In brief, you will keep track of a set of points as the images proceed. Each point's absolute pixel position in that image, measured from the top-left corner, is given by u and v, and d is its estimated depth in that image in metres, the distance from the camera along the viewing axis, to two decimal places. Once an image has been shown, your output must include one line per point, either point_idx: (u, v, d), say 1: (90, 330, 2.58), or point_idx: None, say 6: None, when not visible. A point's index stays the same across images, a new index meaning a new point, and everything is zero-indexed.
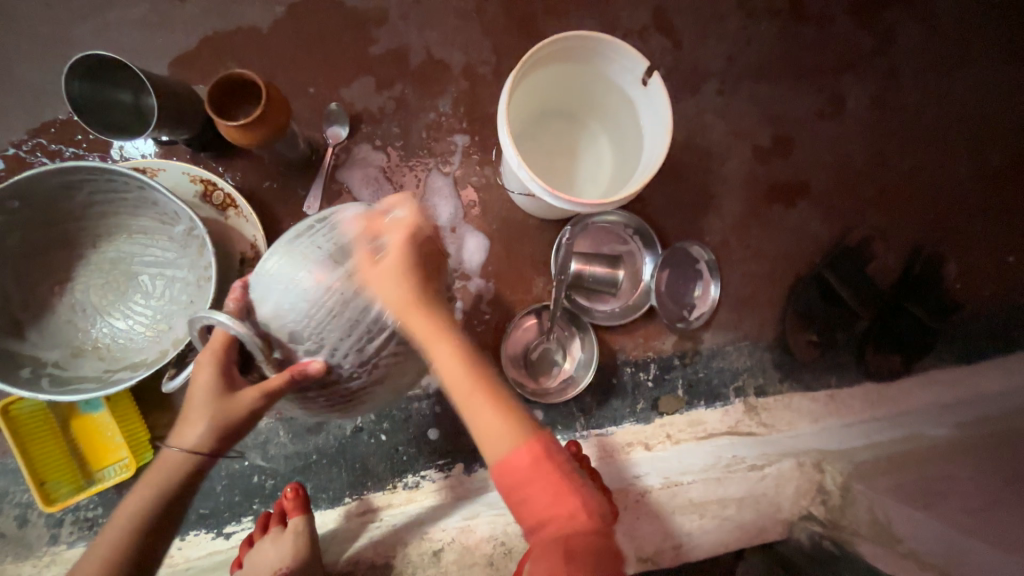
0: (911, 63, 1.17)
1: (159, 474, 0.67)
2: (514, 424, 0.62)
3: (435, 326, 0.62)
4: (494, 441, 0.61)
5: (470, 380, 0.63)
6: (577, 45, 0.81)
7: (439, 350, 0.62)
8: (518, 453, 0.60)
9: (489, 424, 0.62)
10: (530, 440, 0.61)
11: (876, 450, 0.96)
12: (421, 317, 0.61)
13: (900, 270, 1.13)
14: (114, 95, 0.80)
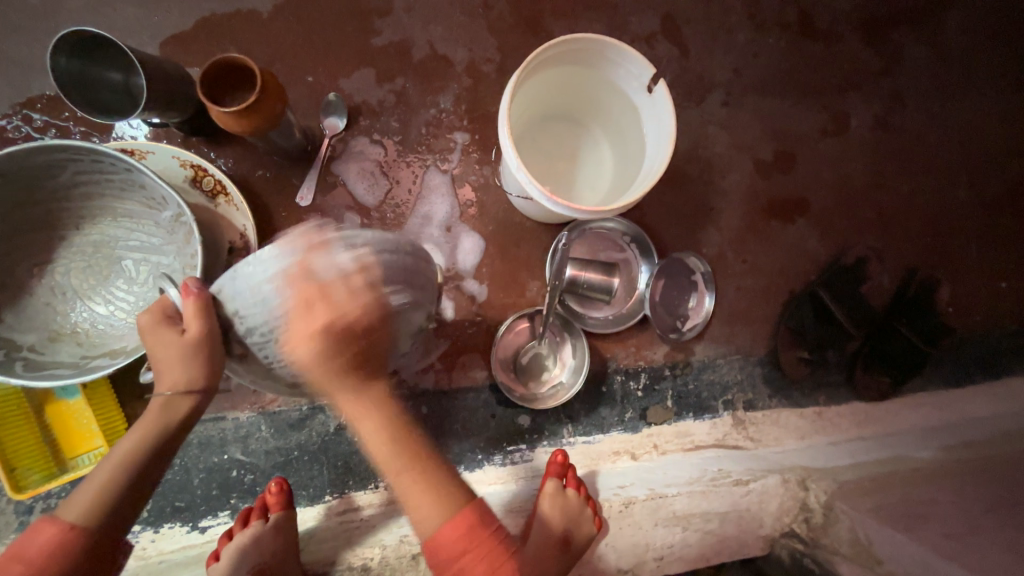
0: (915, 85, 1.17)
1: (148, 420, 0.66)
2: (445, 498, 0.63)
3: (366, 402, 0.62)
4: (426, 519, 0.63)
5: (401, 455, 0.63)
6: (582, 48, 0.79)
7: (365, 427, 0.62)
8: (448, 525, 0.62)
9: (420, 497, 0.63)
10: (459, 513, 0.63)
11: (858, 470, 0.99)
12: (329, 379, 0.59)
13: (894, 290, 1.13)
14: (102, 75, 0.77)
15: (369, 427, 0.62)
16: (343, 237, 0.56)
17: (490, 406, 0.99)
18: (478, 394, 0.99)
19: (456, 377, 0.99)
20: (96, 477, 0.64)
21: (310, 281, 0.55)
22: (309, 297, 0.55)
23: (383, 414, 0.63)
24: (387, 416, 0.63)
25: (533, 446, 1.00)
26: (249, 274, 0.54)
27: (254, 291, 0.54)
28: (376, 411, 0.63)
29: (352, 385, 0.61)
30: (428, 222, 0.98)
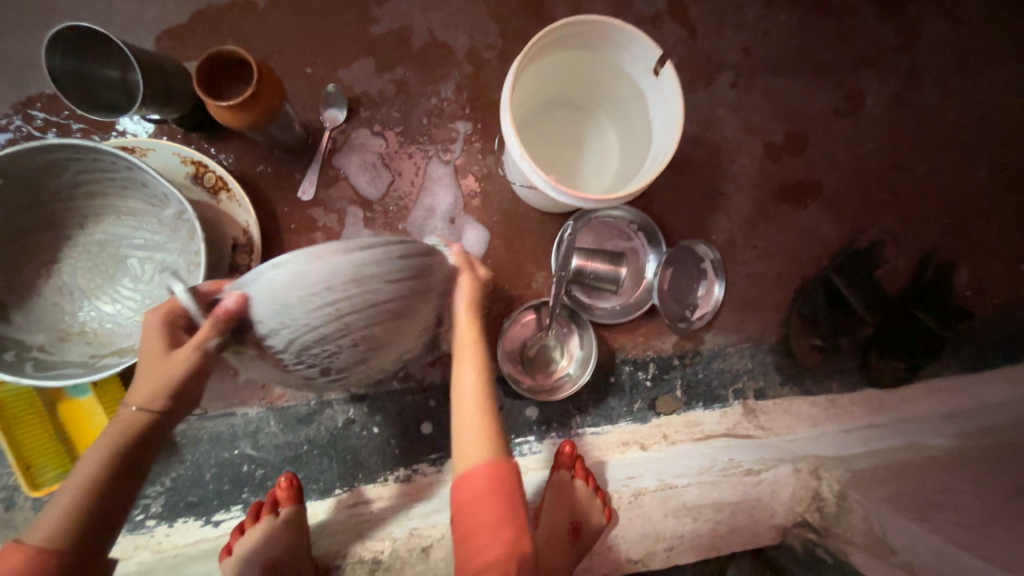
0: (934, 61, 1.13)
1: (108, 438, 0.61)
2: (492, 450, 0.68)
3: (478, 352, 0.72)
4: (468, 455, 0.68)
5: (481, 402, 0.71)
6: (586, 32, 0.76)
7: (467, 368, 0.72)
8: (483, 468, 0.66)
9: (475, 436, 0.69)
10: (500, 463, 0.67)
11: (874, 458, 0.96)
12: (468, 331, 0.71)
13: (910, 274, 1.11)
14: (96, 73, 0.76)
15: (469, 370, 0.71)
16: (369, 252, 0.52)
17: (497, 398, 0.99)
18: None
19: None
20: (58, 502, 0.59)
21: (333, 298, 0.51)
22: (338, 314, 0.52)
23: (478, 373, 0.72)
24: (485, 371, 0.72)
25: (541, 438, 1.00)
26: (270, 281, 0.51)
27: (277, 301, 0.51)
28: (479, 358, 0.72)
29: (474, 335, 0.71)
30: (431, 214, 0.97)
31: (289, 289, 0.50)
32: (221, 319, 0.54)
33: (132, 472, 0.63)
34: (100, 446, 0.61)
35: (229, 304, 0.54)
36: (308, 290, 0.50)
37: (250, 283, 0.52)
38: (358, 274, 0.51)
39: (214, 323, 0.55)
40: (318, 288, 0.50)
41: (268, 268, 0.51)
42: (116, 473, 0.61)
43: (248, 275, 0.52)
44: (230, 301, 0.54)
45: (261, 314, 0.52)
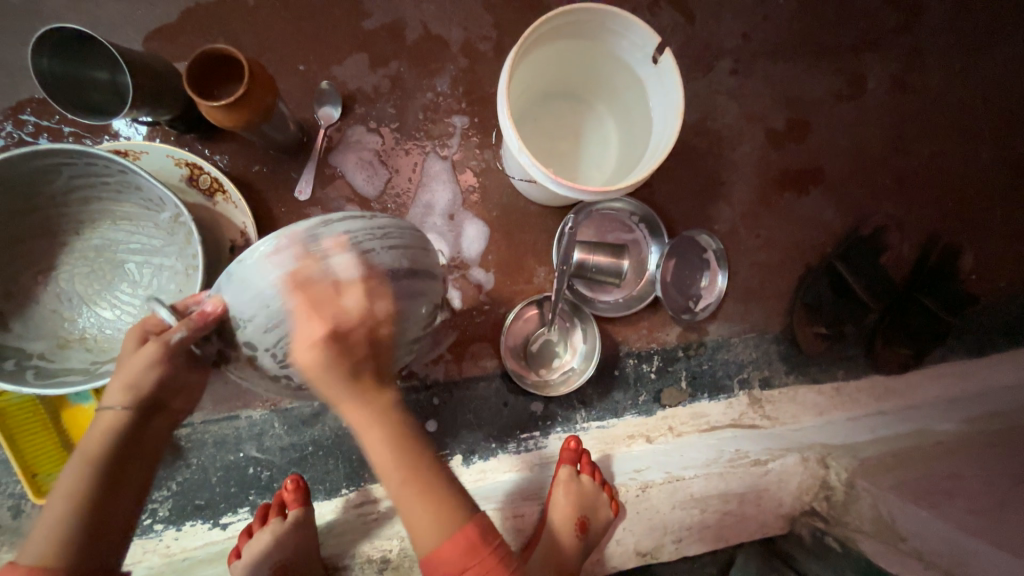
0: (936, 42, 1.11)
1: (88, 438, 0.61)
2: (448, 514, 0.59)
3: (373, 413, 0.57)
4: (425, 535, 0.59)
5: (403, 469, 0.58)
6: (582, 20, 0.75)
7: (375, 440, 0.57)
8: (449, 542, 0.58)
9: (421, 513, 0.59)
10: (464, 525, 0.59)
11: (882, 445, 0.96)
12: (350, 398, 0.56)
13: (914, 260, 1.09)
14: (85, 74, 0.75)
15: (374, 432, 0.57)
16: (342, 223, 0.54)
17: (502, 394, 0.98)
18: (489, 383, 0.98)
19: (466, 367, 0.98)
20: (46, 523, 0.59)
21: (313, 269, 0.52)
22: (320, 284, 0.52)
23: (385, 428, 0.57)
24: (393, 431, 0.58)
25: (547, 432, 0.99)
26: (244, 270, 0.52)
27: (254, 289, 0.52)
28: (382, 421, 0.57)
29: (352, 389, 0.55)
30: (430, 211, 0.96)
31: (262, 268, 0.51)
32: (194, 319, 0.54)
33: (120, 483, 0.63)
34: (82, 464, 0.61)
35: (207, 308, 0.54)
36: (285, 267, 0.51)
37: (225, 278, 0.53)
38: (333, 244, 0.53)
39: (186, 323, 0.54)
40: (296, 259, 0.51)
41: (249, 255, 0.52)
42: (102, 483, 0.61)
43: (223, 273, 0.54)
44: (209, 305, 0.54)
45: (240, 306, 0.53)
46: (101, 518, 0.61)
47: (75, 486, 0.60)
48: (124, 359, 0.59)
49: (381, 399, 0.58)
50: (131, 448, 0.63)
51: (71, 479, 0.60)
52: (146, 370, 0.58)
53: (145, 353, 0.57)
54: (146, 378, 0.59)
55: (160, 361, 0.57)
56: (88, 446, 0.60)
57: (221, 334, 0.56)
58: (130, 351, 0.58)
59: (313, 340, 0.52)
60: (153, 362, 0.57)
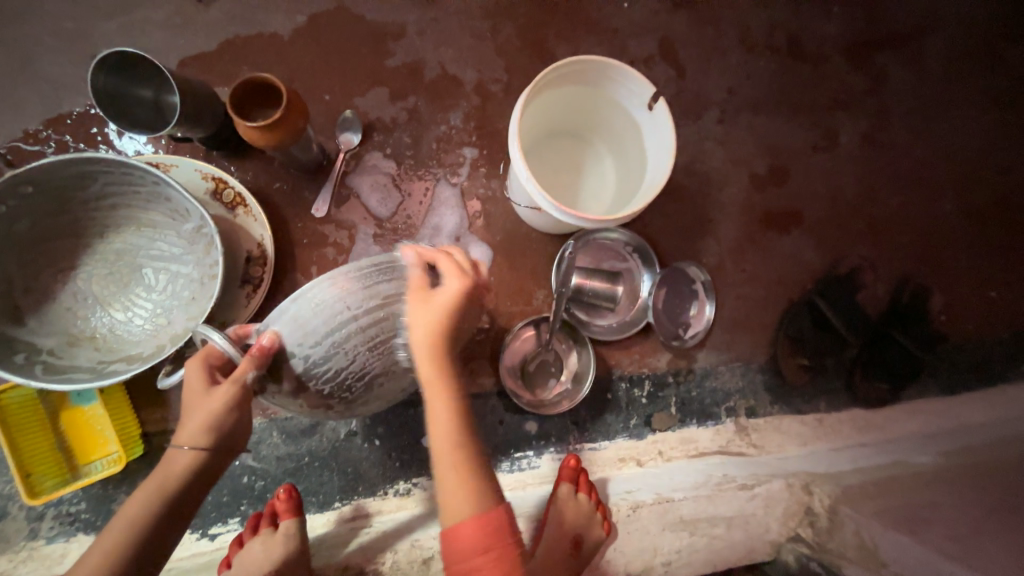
0: (899, 105, 1.24)
1: (169, 473, 0.67)
2: (478, 497, 0.64)
3: (453, 385, 0.65)
4: (458, 506, 0.63)
5: (460, 445, 0.64)
6: (586, 69, 0.84)
7: (441, 410, 0.64)
8: (472, 520, 0.63)
9: (454, 491, 0.64)
10: (487, 513, 0.64)
11: (864, 474, 1.01)
12: (438, 371, 0.64)
13: (888, 299, 1.17)
14: (133, 92, 0.82)
15: (441, 405, 0.64)
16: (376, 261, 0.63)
17: (498, 413, 1.01)
18: (486, 401, 1.01)
19: (464, 383, 1.01)
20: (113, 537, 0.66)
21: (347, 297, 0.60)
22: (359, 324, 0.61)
23: (456, 406, 0.65)
24: (457, 409, 0.65)
25: (540, 452, 1.01)
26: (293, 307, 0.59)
27: (306, 328, 0.60)
28: (451, 387, 0.65)
29: (440, 366, 0.64)
30: (438, 233, 1.02)
31: (315, 311, 0.59)
32: (256, 355, 0.59)
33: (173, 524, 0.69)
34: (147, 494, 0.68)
35: (263, 341, 0.60)
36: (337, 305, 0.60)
37: (279, 314, 0.60)
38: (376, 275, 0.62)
39: (249, 360, 0.59)
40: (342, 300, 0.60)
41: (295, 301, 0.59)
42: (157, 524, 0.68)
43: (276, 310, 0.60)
44: (266, 338, 0.60)
45: (295, 340, 0.60)
46: (139, 560, 0.66)
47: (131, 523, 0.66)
48: (194, 398, 0.63)
49: (460, 374, 0.66)
50: (196, 488, 0.69)
51: (134, 511, 0.67)
52: (224, 411, 0.64)
53: (217, 396, 0.63)
54: (223, 421, 0.65)
55: (235, 402, 0.63)
56: (162, 482, 0.67)
57: (276, 365, 0.62)
58: (198, 389, 0.63)
59: (428, 307, 0.62)
60: (227, 403, 0.63)
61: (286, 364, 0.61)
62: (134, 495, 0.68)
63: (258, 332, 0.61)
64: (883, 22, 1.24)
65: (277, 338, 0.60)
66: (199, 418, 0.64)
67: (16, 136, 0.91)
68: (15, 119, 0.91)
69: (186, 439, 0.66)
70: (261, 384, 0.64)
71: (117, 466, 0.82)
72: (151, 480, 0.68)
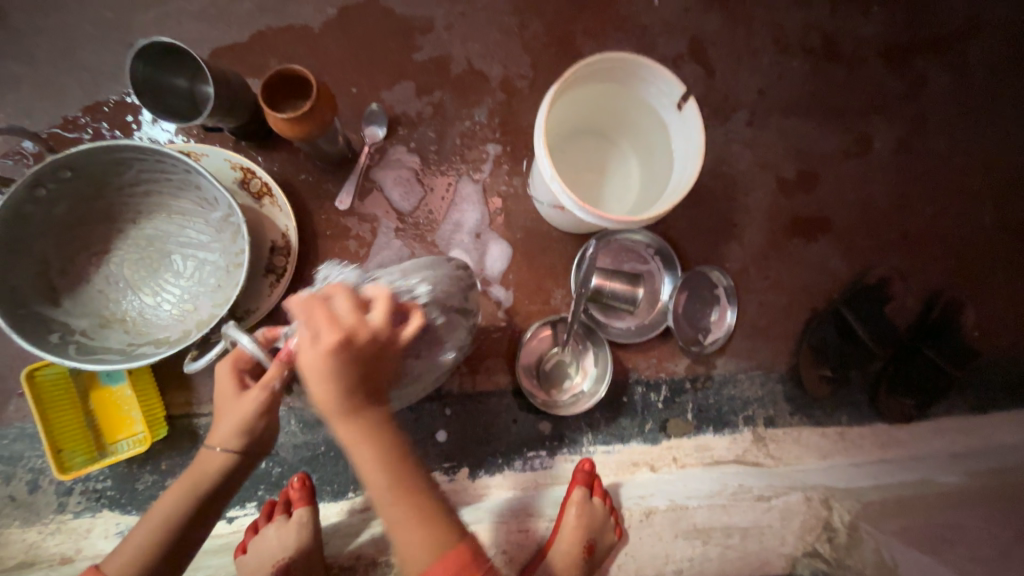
0: (938, 111, 1.19)
1: (200, 471, 0.71)
2: (437, 533, 0.61)
3: (362, 430, 0.60)
4: (414, 555, 0.60)
5: (392, 485, 0.61)
6: (615, 66, 0.82)
7: (359, 452, 0.60)
8: (437, 563, 0.60)
9: (402, 520, 0.61)
10: (448, 551, 0.60)
11: (884, 491, 0.96)
12: (341, 416, 0.60)
13: (918, 312, 1.13)
14: (169, 81, 0.84)
15: (362, 450, 0.60)
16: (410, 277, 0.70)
17: (512, 411, 1.01)
18: (501, 398, 1.01)
19: (479, 380, 1.01)
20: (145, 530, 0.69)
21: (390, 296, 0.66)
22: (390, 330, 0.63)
23: (378, 444, 0.61)
24: (385, 449, 0.61)
25: (553, 452, 1.01)
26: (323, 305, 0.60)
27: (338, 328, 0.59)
28: (368, 429, 0.61)
29: (347, 405, 0.59)
30: (459, 229, 1.02)
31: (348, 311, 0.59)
32: (285, 358, 0.62)
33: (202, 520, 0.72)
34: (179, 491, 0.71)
35: (292, 345, 0.62)
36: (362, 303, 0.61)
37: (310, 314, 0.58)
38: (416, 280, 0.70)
39: (281, 363, 0.63)
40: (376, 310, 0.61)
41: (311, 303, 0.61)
42: (188, 517, 0.71)
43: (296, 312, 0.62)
44: (294, 344, 0.62)
45: None
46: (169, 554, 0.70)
47: (168, 514, 0.70)
48: (228, 400, 0.67)
49: (372, 415, 0.62)
50: (225, 485, 0.72)
51: (166, 507, 0.70)
52: (255, 410, 0.67)
53: (248, 397, 0.66)
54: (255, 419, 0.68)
55: (265, 404, 0.67)
56: (196, 477, 0.71)
57: (303, 368, 0.64)
58: (232, 391, 0.67)
59: (311, 354, 0.57)
60: (258, 404, 0.67)
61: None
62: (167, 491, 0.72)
63: (286, 337, 0.64)
64: (925, 24, 1.19)
65: (305, 343, 0.62)
66: (231, 419, 0.68)
67: (56, 121, 0.94)
68: (54, 104, 0.94)
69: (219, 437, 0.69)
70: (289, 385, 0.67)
71: (142, 446, 0.84)
72: (184, 476, 0.72)
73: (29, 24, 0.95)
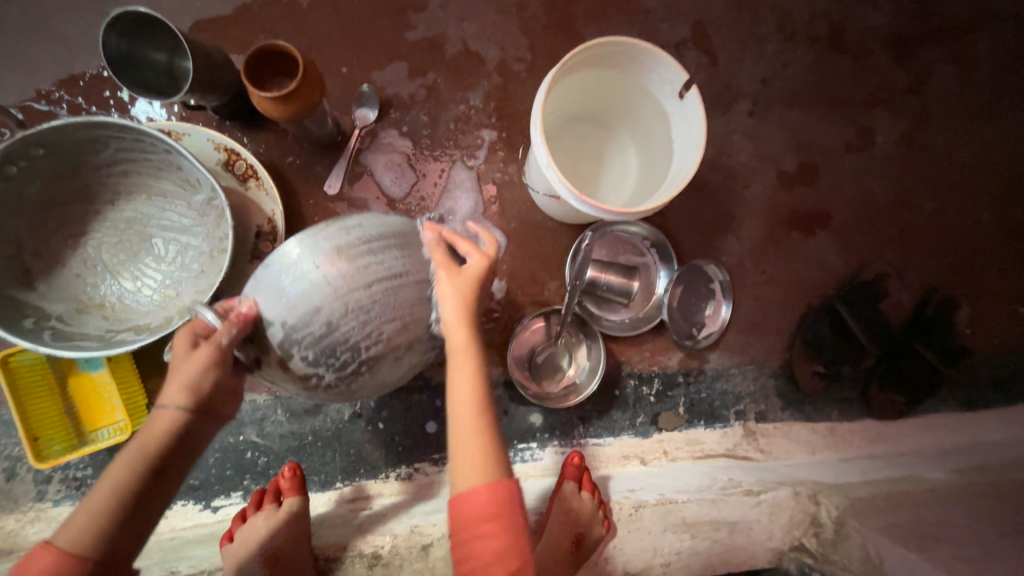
0: (942, 105, 1.17)
1: (153, 434, 0.62)
2: (491, 465, 0.60)
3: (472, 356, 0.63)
4: (467, 476, 0.60)
5: (480, 419, 0.62)
6: (616, 50, 0.79)
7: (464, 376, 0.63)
8: (485, 488, 0.59)
9: (471, 457, 0.60)
10: (495, 483, 0.59)
11: (873, 487, 0.97)
12: (464, 334, 0.63)
13: (913, 309, 1.13)
14: (147, 55, 0.80)
15: (465, 373, 0.63)
16: (350, 229, 0.61)
17: (503, 402, 1.00)
18: (492, 390, 1.00)
19: None
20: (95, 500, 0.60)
21: (332, 259, 0.59)
22: (334, 280, 0.59)
23: (478, 377, 0.63)
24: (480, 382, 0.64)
25: (543, 444, 1.00)
26: (280, 266, 0.59)
27: (281, 292, 0.59)
28: (474, 356, 0.63)
29: (469, 332, 0.64)
30: (451, 217, 0.99)
31: (285, 271, 0.59)
32: (235, 321, 0.60)
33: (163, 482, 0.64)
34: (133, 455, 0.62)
35: (243, 309, 0.60)
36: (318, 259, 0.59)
37: (257, 281, 0.61)
38: (362, 240, 0.61)
39: (229, 324, 0.60)
40: (315, 260, 0.59)
41: (268, 264, 0.60)
42: (149, 479, 0.62)
43: (253, 277, 0.61)
44: (244, 306, 0.60)
45: (270, 307, 0.60)
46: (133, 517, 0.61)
47: (124, 476, 0.61)
48: (178, 364, 0.62)
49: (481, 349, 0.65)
50: (185, 446, 0.65)
51: (121, 473, 0.61)
52: (204, 372, 0.61)
53: (202, 361, 0.61)
54: (204, 380, 0.62)
55: (215, 364, 0.62)
56: (148, 438, 0.63)
57: (257, 334, 0.62)
58: (183, 355, 0.62)
59: (458, 284, 0.62)
60: (207, 365, 0.61)
61: (264, 334, 0.61)
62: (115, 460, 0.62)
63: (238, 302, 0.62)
64: (933, 14, 1.17)
65: (254, 306, 0.60)
66: (184, 382, 0.62)
67: (28, 96, 0.90)
68: (27, 77, 0.90)
69: (170, 399, 0.63)
70: (245, 351, 0.63)
71: (123, 435, 0.82)
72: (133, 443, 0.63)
73: None
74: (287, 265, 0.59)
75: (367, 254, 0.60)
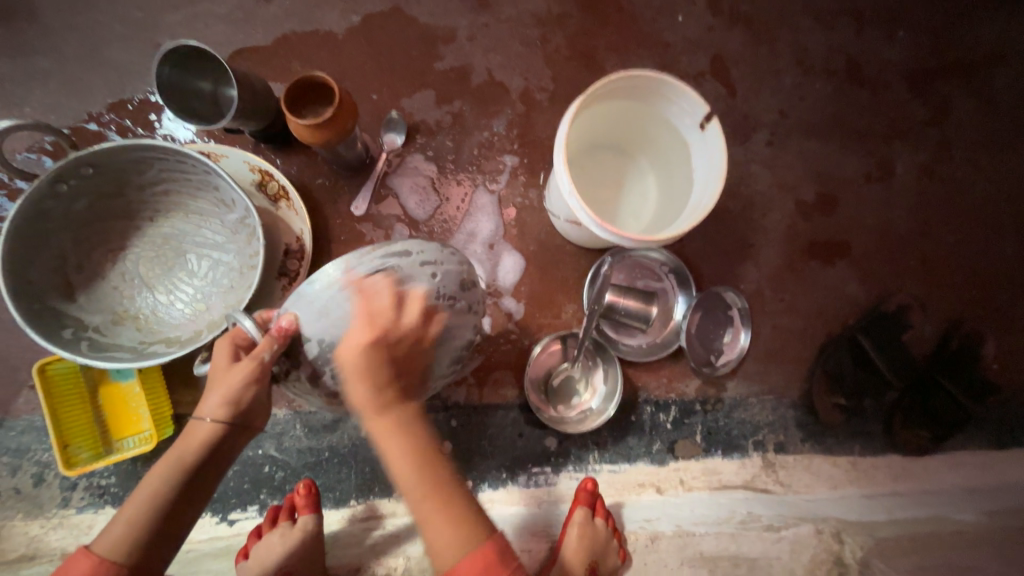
0: (962, 137, 1.17)
1: (188, 447, 0.65)
2: (468, 533, 0.61)
3: (393, 423, 0.62)
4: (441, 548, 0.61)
5: (420, 483, 0.62)
6: (637, 85, 0.82)
7: (394, 444, 0.62)
8: (466, 559, 0.60)
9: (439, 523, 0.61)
10: (479, 547, 0.61)
11: (897, 526, 0.98)
12: (377, 411, 0.61)
13: (936, 342, 1.10)
14: (195, 85, 0.86)
15: (394, 443, 0.62)
16: (394, 254, 0.62)
17: (518, 425, 1.00)
18: (508, 412, 1.00)
19: (486, 393, 1.00)
20: (132, 511, 0.64)
21: (375, 284, 0.61)
22: (376, 300, 0.61)
23: (409, 439, 0.62)
24: (415, 442, 0.63)
25: (558, 469, 0.99)
26: (325, 283, 0.60)
27: (322, 309, 0.60)
28: (399, 430, 0.62)
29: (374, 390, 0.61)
30: (472, 239, 1.02)
31: (329, 290, 0.60)
32: (275, 335, 0.61)
33: (193, 498, 0.67)
34: (166, 471, 0.65)
35: (282, 323, 0.61)
36: (359, 283, 0.60)
37: (299, 296, 0.61)
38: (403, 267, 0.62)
39: (270, 339, 0.61)
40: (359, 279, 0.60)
41: (312, 282, 0.61)
42: (180, 493, 0.65)
43: (295, 291, 0.62)
44: (284, 321, 0.61)
45: (309, 324, 0.61)
46: (163, 530, 0.65)
47: (158, 489, 0.64)
48: (219, 375, 0.64)
49: (402, 414, 0.63)
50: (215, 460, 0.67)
51: (156, 485, 0.65)
52: (244, 383, 0.63)
53: (240, 374, 0.62)
54: (244, 394, 0.64)
55: (255, 377, 0.63)
56: (184, 452, 0.65)
57: (293, 348, 0.63)
58: (223, 367, 0.63)
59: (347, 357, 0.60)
60: (248, 377, 0.62)
61: (302, 349, 0.62)
62: (151, 471, 0.65)
63: (277, 315, 0.63)
64: (952, 49, 1.18)
65: (296, 321, 0.61)
66: (223, 394, 0.63)
67: (80, 118, 0.95)
68: (80, 101, 0.95)
69: (209, 409, 0.64)
70: (283, 366, 0.64)
71: (149, 444, 0.84)
72: (169, 456, 0.66)
73: (60, 22, 0.97)
74: (332, 285, 0.60)
75: (409, 281, 0.62)
